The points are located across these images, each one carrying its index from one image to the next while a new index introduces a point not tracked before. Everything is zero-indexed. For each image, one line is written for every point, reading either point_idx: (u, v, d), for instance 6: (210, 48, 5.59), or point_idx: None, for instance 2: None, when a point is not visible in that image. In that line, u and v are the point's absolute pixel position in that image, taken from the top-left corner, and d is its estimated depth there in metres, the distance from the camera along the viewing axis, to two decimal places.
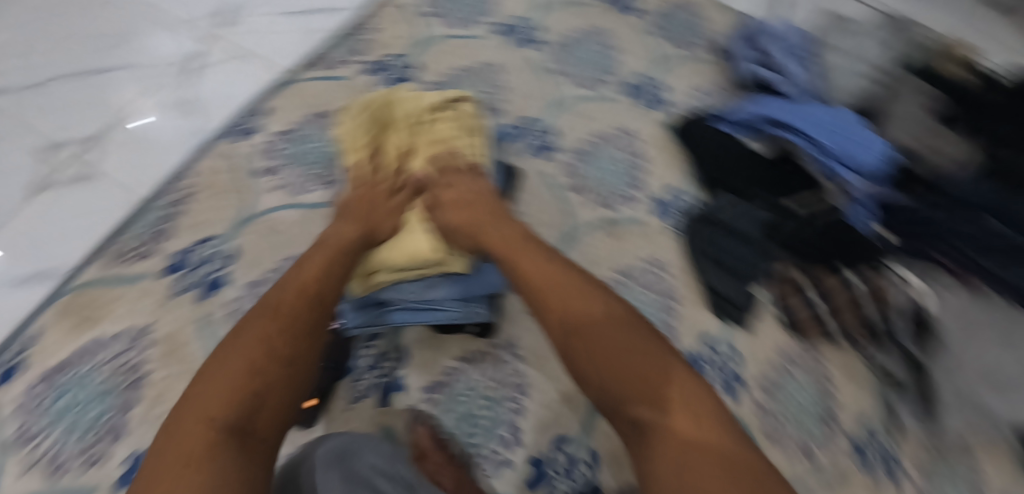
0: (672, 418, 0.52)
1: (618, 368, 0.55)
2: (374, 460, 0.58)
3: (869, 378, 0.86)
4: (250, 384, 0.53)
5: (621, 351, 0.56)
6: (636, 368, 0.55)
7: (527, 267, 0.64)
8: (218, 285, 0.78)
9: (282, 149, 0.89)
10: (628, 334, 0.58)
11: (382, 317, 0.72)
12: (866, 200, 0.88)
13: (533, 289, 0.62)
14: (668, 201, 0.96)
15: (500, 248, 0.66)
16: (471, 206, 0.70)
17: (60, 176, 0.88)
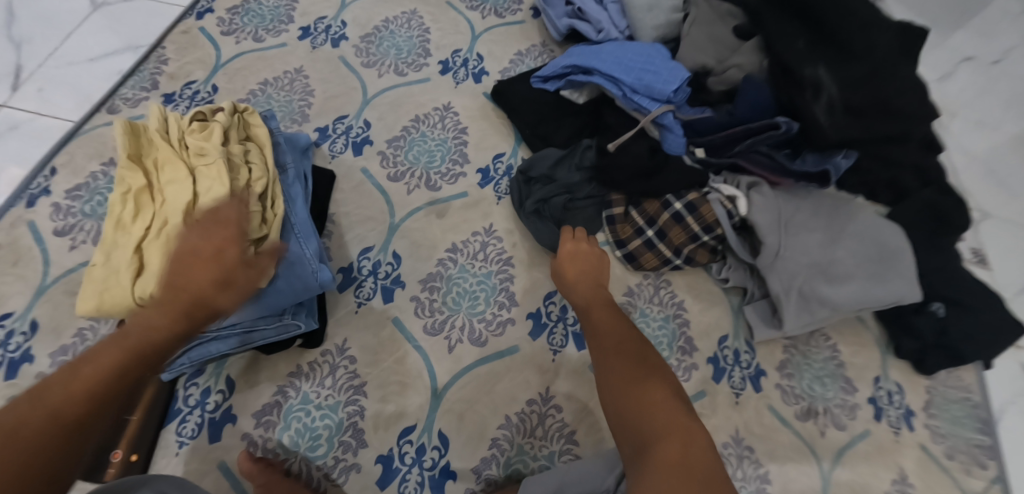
0: (664, 438, 0.54)
1: (633, 396, 0.58)
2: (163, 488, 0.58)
3: (716, 292, 0.90)
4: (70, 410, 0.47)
5: (630, 381, 0.60)
6: (639, 397, 0.58)
7: (596, 314, 0.69)
8: (25, 361, 0.72)
9: (71, 207, 0.81)
10: (640, 377, 0.60)
11: (190, 354, 0.69)
12: (673, 125, 0.88)
13: (594, 326, 0.68)
14: (494, 168, 0.92)
15: (581, 299, 0.72)
16: (584, 257, 0.77)
17: None
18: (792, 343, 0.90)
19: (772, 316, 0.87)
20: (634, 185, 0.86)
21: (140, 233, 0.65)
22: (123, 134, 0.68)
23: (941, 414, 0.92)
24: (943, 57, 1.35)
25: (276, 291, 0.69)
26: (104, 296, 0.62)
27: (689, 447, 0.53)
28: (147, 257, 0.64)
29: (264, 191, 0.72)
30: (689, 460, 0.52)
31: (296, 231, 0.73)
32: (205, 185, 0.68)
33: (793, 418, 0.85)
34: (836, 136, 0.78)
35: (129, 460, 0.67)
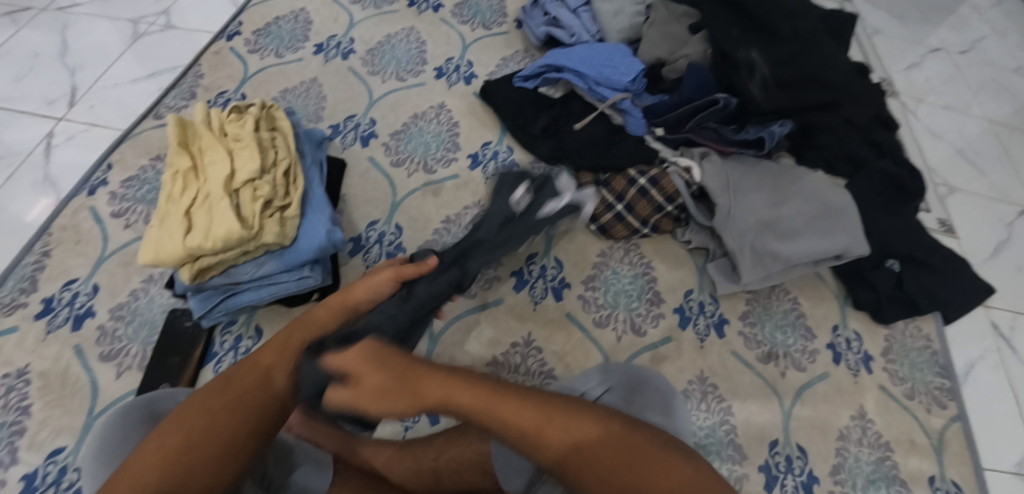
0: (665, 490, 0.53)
1: (600, 462, 0.55)
2: None
3: (682, 254, 1.00)
4: (219, 453, 0.57)
5: (581, 455, 0.55)
6: (597, 463, 0.55)
7: (500, 401, 0.58)
8: (88, 316, 0.85)
9: (125, 195, 0.97)
10: (598, 436, 0.56)
11: (224, 305, 0.82)
12: (632, 109, 1.02)
13: (503, 418, 0.57)
14: (483, 154, 1.06)
15: (474, 400, 0.57)
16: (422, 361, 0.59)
17: None
18: (754, 296, 0.99)
19: (732, 272, 0.96)
20: (591, 159, 1.00)
21: (187, 202, 0.79)
22: (175, 126, 0.83)
23: (901, 360, 0.99)
24: (905, 52, 1.47)
25: (296, 250, 0.81)
26: (160, 251, 0.76)
27: (689, 477, 0.54)
28: (193, 220, 0.77)
29: (288, 170, 0.86)
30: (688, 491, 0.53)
31: (312, 204, 0.85)
32: (241, 163, 0.81)
33: (755, 361, 0.93)
34: (768, 106, 0.94)
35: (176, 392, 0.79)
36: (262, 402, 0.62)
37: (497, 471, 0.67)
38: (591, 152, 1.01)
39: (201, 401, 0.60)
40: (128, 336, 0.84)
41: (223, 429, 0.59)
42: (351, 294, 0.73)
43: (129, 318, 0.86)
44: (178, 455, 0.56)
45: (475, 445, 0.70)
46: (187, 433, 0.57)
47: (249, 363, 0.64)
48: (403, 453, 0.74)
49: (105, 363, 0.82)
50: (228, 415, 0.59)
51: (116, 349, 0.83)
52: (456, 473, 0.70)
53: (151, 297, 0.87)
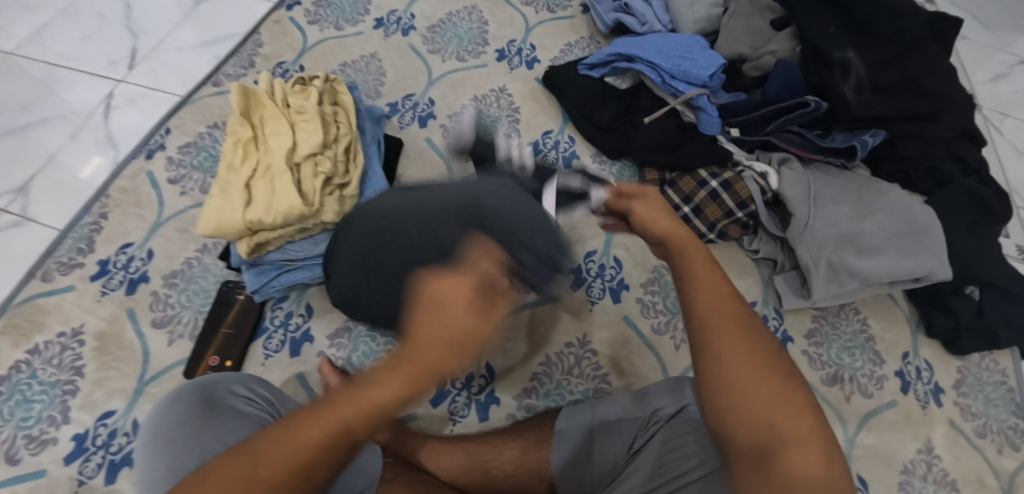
0: (751, 411, 0.49)
1: (745, 386, 0.50)
2: (238, 389, 0.64)
3: (748, 263, 0.95)
4: None
5: (728, 340, 0.52)
6: (724, 340, 0.52)
7: (705, 294, 0.54)
8: (142, 281, 0.85)
9: (182, 160, 0.95)
10: (762, 366, 0.51)
11: (278, 281, 0.81)
12: (709, 107, 0.96)
13: (710, 309, 0.53)
14: (543, 142, 1.02)
15: (697, 264, 0.56)
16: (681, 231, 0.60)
17: None
18: (822, 314, 0.93)
19: (801, 287, 0.91)
20: (658, 156, 0.97)
21: (247, 173, 0.77)
22: (238, 94, 0.81)
23: (974, 394, 0.92)
24: (1003, 60, 1.32)
25: None
26: (219, 222, 0.74)
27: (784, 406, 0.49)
28: (253, 193, 0.76)
29: (349, 146, 0.84)
30: (777, 440, 0.48)
31: (373, 184, 0.84)
32: (303, 136, 0.79)
33: (820, 383, 0.88)
34: (864, 112, 0.87)
35: (225, 365, 0.79)
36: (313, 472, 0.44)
37: (556, 476, 0.68)
38: (659, 149, 0.97)
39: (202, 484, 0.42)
40: (181, 304, 0.84)
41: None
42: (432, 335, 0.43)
43: (182, 286, 0.85)
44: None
45: (534, 449, 0.70)
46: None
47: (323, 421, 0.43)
48: (456, 448, 0.73)
49: (157, 330, 0.82)
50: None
51: (169, 316, 0.83)
52: (512, 477, 0.70)
53: (205, 267, 0.86)
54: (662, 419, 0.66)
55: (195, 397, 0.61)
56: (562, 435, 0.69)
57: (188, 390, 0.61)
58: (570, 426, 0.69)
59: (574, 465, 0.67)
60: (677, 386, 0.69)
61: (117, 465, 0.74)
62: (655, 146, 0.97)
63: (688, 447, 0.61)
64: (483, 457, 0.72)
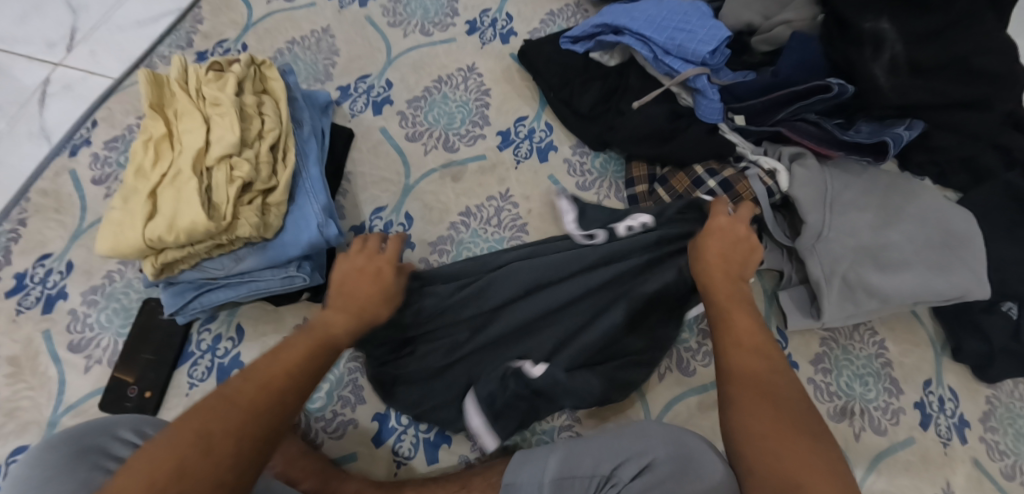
0: (770, 439, 0.51)
1: (768, 411, 0.52)
2: (126, 435, 0.55)
3: (749, 274, 0.82)
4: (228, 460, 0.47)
5: (757, 373, 0.55)
6: (750, 373, 0.55)
7: (738, 334, 0.58)
8: (60, 298, 0.77)
9: (108, 157, 0.85)
10: (783, 404, 0.53)
11: (199, 301, 0.72)
12: (709, 89, 0.80)
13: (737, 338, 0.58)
14: (516, 131, 0.89)
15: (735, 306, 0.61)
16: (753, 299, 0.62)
17: None
18: (832, 335, 0.81)
19: (810, 305, 0.78)
20: (645, 149, 0.82)
21: (154, 180, 0.67)
22: (146, 85, 0.71)
23: (1004, 428, 0.78)
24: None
25: (281, 244, 0.70)
26: (119, 238, 0.65)
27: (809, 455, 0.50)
28: (158, 203, 0.66)
29: (277, 142, 0.73)
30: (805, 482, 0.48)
31: (306, 188, 0.73)
32: (217, 135, 0.69)
33: (825, 417, 0.76)
34: (897, 99, 0.71)
35: (144, 396, 0.71)
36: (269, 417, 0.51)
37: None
38: (647, 139, 0.82)
39: (182, 421, 0.48)
40: (101, 325, 0.76)
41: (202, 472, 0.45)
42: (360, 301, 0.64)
43: (103, 304, 0.77)
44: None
45: None
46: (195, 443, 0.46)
47: (265, 377, 0.53)
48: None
49: (74, 354, 0.74)
50: (203, 444, 0.46)
51: (86, 339, 0.75)
52: None
53: (129, 282, 0.78)
54: (622, 482, 0.56)
55: (66, 448, 0.52)
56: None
57: (61, 440, 0.52)
58: (522, 484, 0.57)
59: None
60: (641, 439, 0.58)
61: None
62: (644, 135, 0.82)
63: None
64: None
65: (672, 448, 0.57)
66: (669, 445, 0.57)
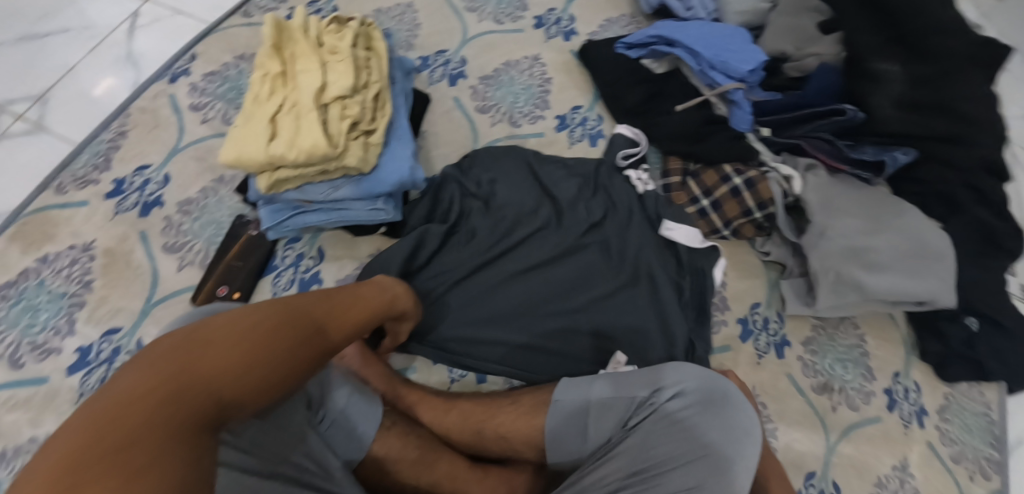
0: None
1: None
2: None
3: (757, 264, 0.96)
4: (241, 382, 0.51)
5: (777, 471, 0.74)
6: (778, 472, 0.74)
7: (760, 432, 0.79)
8: (156, 204, 0.86)
9: (206, 88, 0.94)
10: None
11: (293, 220, 0.82)
12: (743, 102, 0.95)
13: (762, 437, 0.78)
14: (571, 117, 1.02)
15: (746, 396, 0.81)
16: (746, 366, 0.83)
17: (11, 131, 0.98)
18: (821, 324, 0.95)
19: (807, 294, 0.91)
20: (682, 147, 0.96)
21: (274, 108, 0.77)
22: (272, 27, 0.80)
23: (954, 420, 0.93)
24: None
25: (376, 178, 0.80)
26: (243, 152, 0.74)
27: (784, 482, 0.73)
28: (278, 127, 0.75)
29: (379, 94, 0.83)
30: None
31: (398, 134, 0.83)
32: (333, 77, 0.78)
33: (809, 389, 0.90)
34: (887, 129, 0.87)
35: (233, 296, 0.81)
36: (292, 356, 0.56)
37: (547, 443, 0.73)
38: (684, 139, 0.96)
39: (209, 332, 0.52)
40: (194, 233, 0.85)
41: (213, 384, 0.50)
42: (360, 307, 0.66)
43: (197, 215, 0.86)
44: (195, 390, 0.48)
45: (527, 417, 0.75)
46: (210, 351, 0.51)
47: (285, 310, 0.58)
48: (441, 400, 0.79)
49: (169, 254, 0.83)
50: (223, 365, 0.51)
51: (181, 243, 0.84)
52: (503, 439, 0.75)
53: (220, 198, 0.87)
54: (659, 402, 0.70)
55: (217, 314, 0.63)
56: (558, 406, 0.73)
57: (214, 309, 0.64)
58: (572, 398, 0.73)
59: (564, 436, 0.72)
60: (676, 372, 0.72)
61: None
62: (682, 135, 0.97)
63: (694, 434, 0.67)
64: (478, 418, 0.77)
65: (704, 382, 0.71)
66: (702, 380, 0.71)
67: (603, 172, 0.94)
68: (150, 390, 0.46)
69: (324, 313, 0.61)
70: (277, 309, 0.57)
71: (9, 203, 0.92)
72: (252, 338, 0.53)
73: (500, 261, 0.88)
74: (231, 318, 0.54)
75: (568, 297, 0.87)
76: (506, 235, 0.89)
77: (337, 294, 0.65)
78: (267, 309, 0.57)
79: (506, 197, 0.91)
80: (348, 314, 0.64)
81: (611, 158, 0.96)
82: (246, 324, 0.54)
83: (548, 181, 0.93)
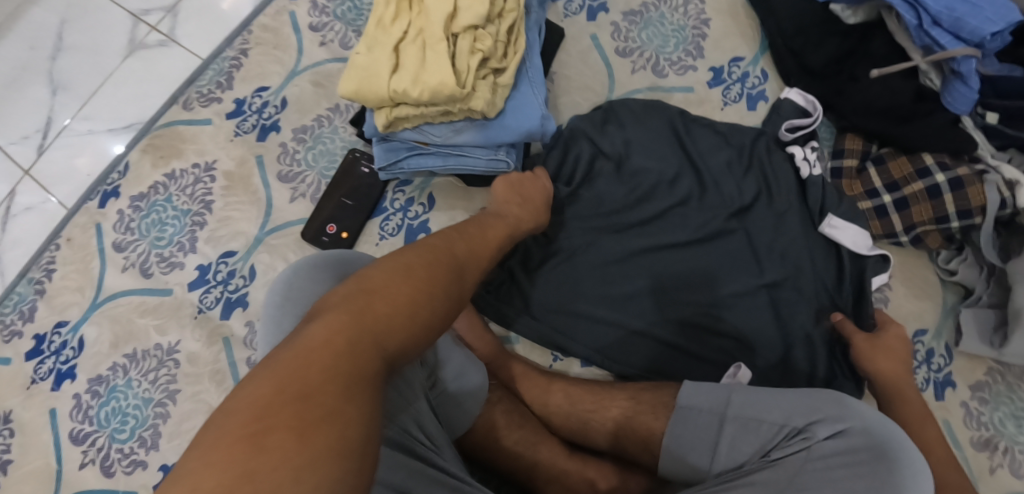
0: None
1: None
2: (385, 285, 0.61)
3: (933, 283, 0.78)
4: (414, 325, 0.47)
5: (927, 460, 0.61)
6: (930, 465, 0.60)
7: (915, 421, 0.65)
8: (273, 130, 0.84)
9: (327, 6, 0.89)
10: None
11: (406, 162, 0.76)
12: (972, 76, 0.72)
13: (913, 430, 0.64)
14: (729, 70, 0.85)
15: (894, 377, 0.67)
16: (902, 357, 0.68)
17: (147, 41, 1.00)
18: (1002, 369, 0.77)
19: (993, 331, 0.74)
20: (875, 123, 0.76)
21: (397, 35, 0.67)
22: None
23: None
24: None
25: (502, 126, 0.71)
26: (362, 85, 0.67)
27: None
28: (400, 58, 0.67)
29: (512, 25, 0.71)
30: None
31: (529, 74, 0.73)
32: (466, 0, 0.66)
33: (968, 443, 0.75)
34: None
35: (341, 236, 0.79)
36: (454, 295, 0.52)
37: (666, 453, 0.60)
38: (881, 114, 0.76)
39: (372, 279, 0.47)
40: (307, 163, 0.82)
41: (388, 330, 0.44)
42: (500, 231, 0.65)
43: (311, 144, 0.83)
44: (375, 338, 0.43)
45: (645, 416, 0.64)
46: (378, 297, 0.46)
47: (435, 250, 0.54)
48: (544, 376, 0.73)
49: (281, 183, 0.82)
50: (394, 310, 0.46)
51: (294, 173, 0.82)
52: (612, 435, 0.67)
53: (333, 128, 0.83)
54: (816, 438, 0.54)
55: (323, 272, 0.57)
56: (686, 414, 0.59)
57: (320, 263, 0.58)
58: (701, 407, 0.59)
59: (691, 451, 0.59)
60: (842, 406, 0.54)
61: (231, 304, 0.78)
62: (881, 109, 0.76)
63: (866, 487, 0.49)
64: (586, 406, 0.69)
65: (877, 421, 0.52)
66: (872, 415, 0.53)
67: (761, 145, 0.79)
68: (335, 341, 0.41)
69: (464, 248, 0.57)
70: (425, 249, 0.53)
71: (148, 111, 0.95)
72: (420, 283, 0.49)
73: (607, 238, 0.77)
74: (386, 264, 0.50)
75: (676, 294, 0.75)
76: (627, 208, 0.78)
77: (476, 228, 0.62)
78: (417, 250, 0.53)
79: (638, 163, 0.78)
80: (495, 240, 0.63)
81: (774, 129, 0.80)
82: (409, 270, 0.49)
83: (694, 147, 0.79)
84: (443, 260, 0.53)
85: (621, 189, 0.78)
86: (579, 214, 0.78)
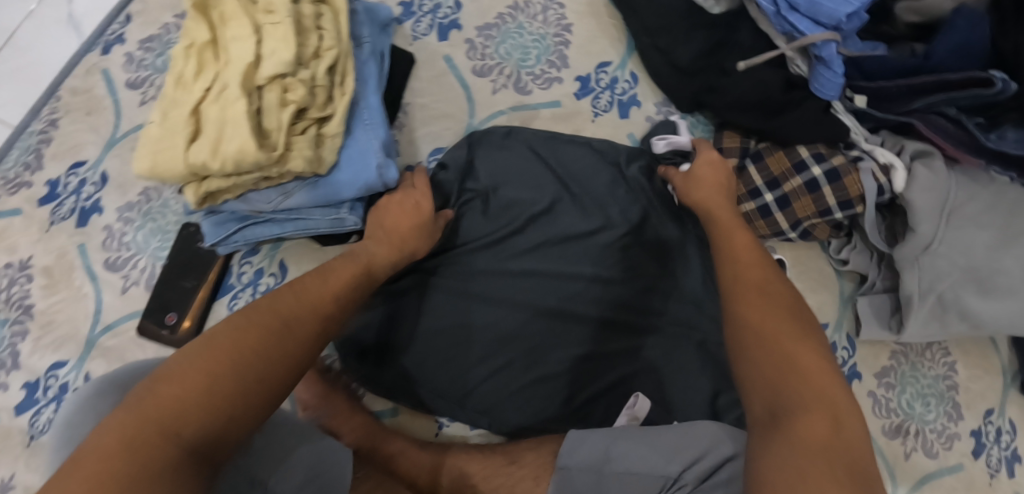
0: (756, 338, 0.50)
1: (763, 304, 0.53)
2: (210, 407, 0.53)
3: (828, 273, 0.76)
4: (226, 396, 0.42)
5: (737, 272, 0.57)
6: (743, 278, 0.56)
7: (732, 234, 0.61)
8: (95, 211, 0.73)
9: (144, 59, 0.78)
10: (767, 293, 0.54)
11: (242, 234, 0.67)
12: (835, 61, 0.67)
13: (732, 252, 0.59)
14: (596, 78, 0.79)
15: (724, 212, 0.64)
16: (720, 180, 0.66)
17: None
18: (903, 350, 0.76)
19: (890, 315, 0.72)
20: (746, 118, 0.72)
21: (198, 94, 0.59)
22: None
23: None
24: None
25: (335, 182, 0.63)
26: (159, 158, 0.58)
27: (843, 428, 0.44)
28: (202, 121, 0.58)
29: (336, 63, 0.64)
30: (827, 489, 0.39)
31: (365, 118, 0.65)
32: (270, 47, 0.60)
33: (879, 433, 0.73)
34: None
35: (183, 325, 0.69)
36: (287, 349, 0.47)
37: None
38: (752, 108, 0.72)
39: (180, 363, 0.43)
40: (138, 245, 0.72)
41: (190, 408, 0.40)
42: (355, 266, 0.58)
43: (140, 222, 0.73)
44: (165, 425, 0.39)
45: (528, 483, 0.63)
46: (178, 381, 0.42)
47: (262, 309, 0.48)
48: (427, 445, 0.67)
49: (111, 273, 0.71)
50: (200, 391, 0.41)
51: (123, 258, 0.72)
52: None
53: (166, 201, 0.74)
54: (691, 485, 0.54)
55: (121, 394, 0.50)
56: (566, 475, 0.58)
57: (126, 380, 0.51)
58: (579, 465, 0.58)
59: None
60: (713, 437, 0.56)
61: None
62: (751, 103, 0.72)
63: None
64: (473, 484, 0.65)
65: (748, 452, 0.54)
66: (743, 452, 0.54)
67: (635, 164, 0.74)
68: (111, 442, 0.37)
69: (303, 300, 0.51)
70: (246, 315, 0.48)
71: None
72: (232, 349, 0.44)
73: (495, 275, 0.70)
74: (191, 345, 0.45)
75: (570, 327, 0.69)
76: (512, 240, 0.71)
77: (323, 268, 0.56)
78: (237, 317, 0.47)
79: (518, 194, 0.72)
80: (350, 274, 0.56)
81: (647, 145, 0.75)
82: (219, 341, 0.45)
83: (564, 167, 0.74)
84: (270, 319, 0.48)
85: (508, 225, 0.71)
86: (474, 258, 0.71)
